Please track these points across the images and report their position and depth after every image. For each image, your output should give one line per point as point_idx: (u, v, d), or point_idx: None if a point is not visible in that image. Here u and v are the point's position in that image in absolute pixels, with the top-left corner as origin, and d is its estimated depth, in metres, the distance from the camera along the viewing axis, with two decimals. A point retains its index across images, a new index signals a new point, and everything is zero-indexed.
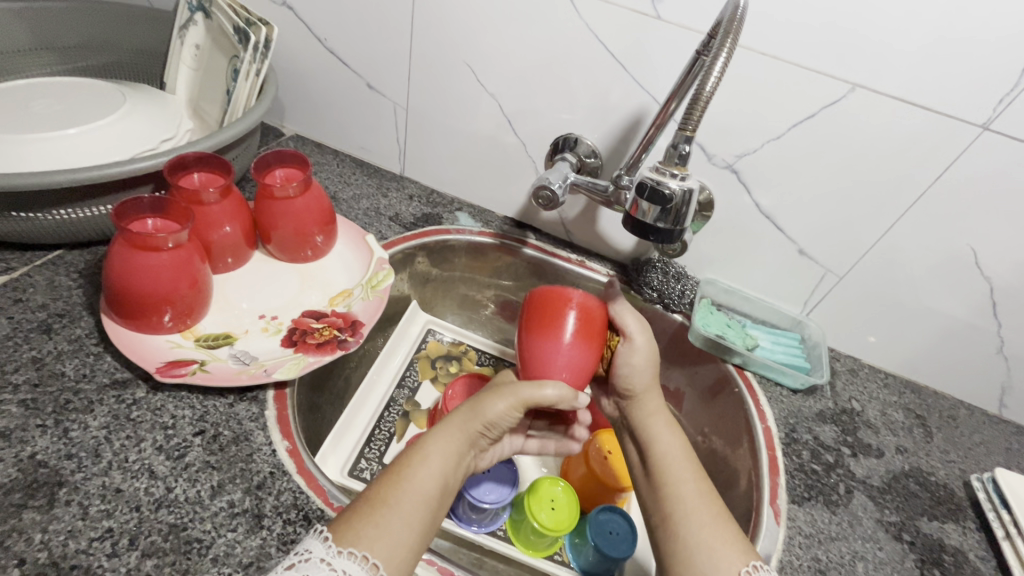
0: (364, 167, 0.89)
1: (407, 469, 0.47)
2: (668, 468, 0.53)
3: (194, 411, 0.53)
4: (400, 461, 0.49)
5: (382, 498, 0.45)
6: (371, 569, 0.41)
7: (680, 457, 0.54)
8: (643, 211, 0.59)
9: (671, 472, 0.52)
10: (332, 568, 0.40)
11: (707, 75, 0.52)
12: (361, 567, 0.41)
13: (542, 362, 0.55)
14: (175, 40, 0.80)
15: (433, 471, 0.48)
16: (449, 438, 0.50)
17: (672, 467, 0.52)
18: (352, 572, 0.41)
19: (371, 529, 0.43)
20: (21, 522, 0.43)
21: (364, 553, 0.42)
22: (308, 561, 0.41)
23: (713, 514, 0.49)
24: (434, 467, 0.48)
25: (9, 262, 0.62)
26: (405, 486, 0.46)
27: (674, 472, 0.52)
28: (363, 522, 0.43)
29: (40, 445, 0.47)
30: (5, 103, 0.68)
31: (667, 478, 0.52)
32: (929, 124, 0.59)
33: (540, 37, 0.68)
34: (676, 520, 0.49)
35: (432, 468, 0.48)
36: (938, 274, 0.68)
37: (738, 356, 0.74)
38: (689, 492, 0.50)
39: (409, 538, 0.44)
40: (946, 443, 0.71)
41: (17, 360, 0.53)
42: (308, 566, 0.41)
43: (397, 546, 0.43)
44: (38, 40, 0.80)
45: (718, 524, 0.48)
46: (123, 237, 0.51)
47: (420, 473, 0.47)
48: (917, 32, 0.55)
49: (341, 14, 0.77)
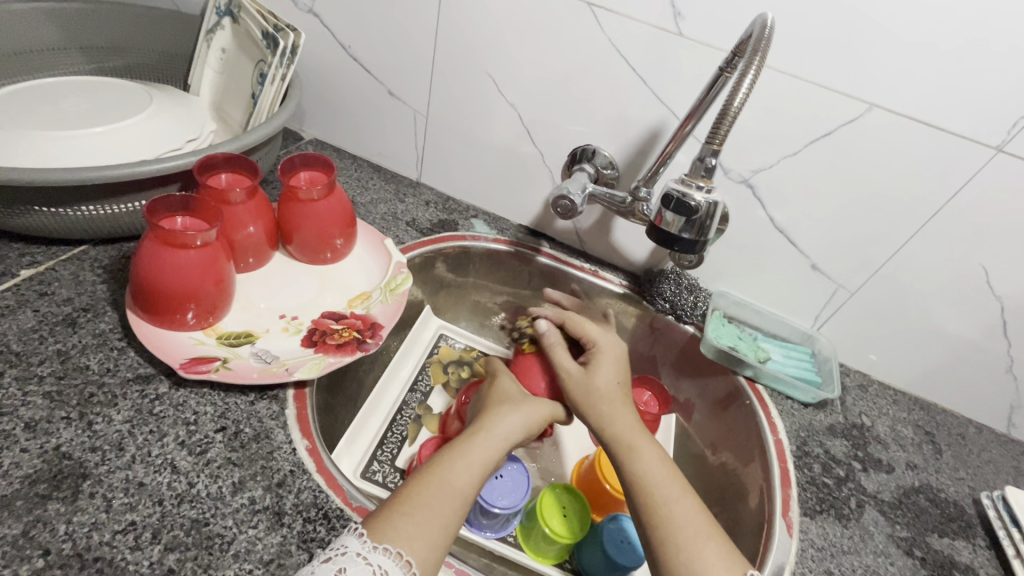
0: (381, 172, 0.90)
1: (445, 468, 0.49)
2: (656, 488, 0.51)
3: (216, 408, 0.53)
4: (431, 464, 0.50)
5: (417, 497, 0.47)
6: (405, 565, 0.42)
7: (663, 471, 0.52)
8: (667, 223, 0.60)
9: (662, 489, 0.50)
10: (369, 563, 0.42)
11: (735, 91, 0.53)
12: (396, 563, 0.42)
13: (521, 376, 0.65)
14: (202, 43, 0.82)
15: (469, 471, 0.50)
16: (484, 443, 0.52)
17: (664, 484, 0.51)
18: (388, 568, 0.42)
19: (411, 526, 0.44)
20: (45, 512, 0.43)
21: (399, 550, 0.43)
22: (343, 555, 0.42)
23: (700, 532, 0.48)
24: (470, 467, 0.50)
25: (35, 256, 0.63)
26: (445, 484, 0.48)
27: (669, 488, 0.51)
28: (393, 520, 0.45)
29: (64, 437, 0.48)
30: (35, 100, 0.69)
31: (654, 499, 0.50)
32: (943, 144, 0.61)
33: (562, 49, 0.70)
34: (664, 540, 0.47)
35: (470, 468, 0.50)
36: (949, 292, 0.69)
37: (750, 368, 0.74)
38: (684, 508, 0.49)
39: (446, 533, 0.46)
40: (955, 460, 0.71)
41: (42, 353, 0.53)
42: (344, 560, 0.42)
43: (435, 542, 0.45)
44: (67, 40, 0.81)
45: (713, 538, 0.48)
46: (154, 234, 0.52)
47: (459, 472, 0.49)
48: (935, 54, 0.57)
49: (366, 21, 0.78)
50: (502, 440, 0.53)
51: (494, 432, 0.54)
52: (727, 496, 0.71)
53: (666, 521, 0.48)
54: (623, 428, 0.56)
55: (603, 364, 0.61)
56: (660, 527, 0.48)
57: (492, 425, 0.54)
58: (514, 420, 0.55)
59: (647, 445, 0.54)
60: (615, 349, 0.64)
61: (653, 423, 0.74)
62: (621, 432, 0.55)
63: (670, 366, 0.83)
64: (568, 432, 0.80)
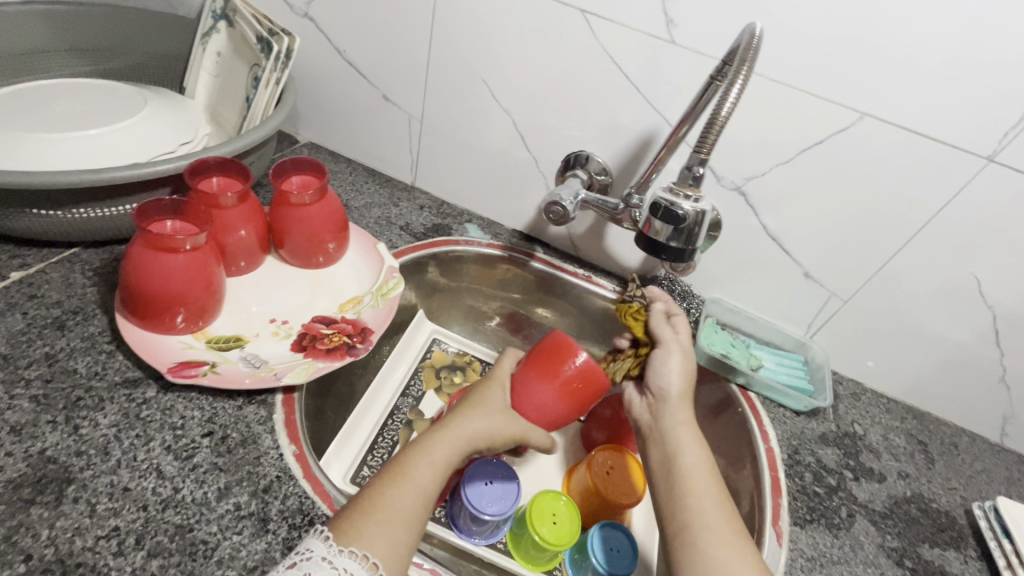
0: (376, 176, 0.90)
1: (408, 467, 0.49)
2: (688, 475, 0.52)
3: (203, 412, 0.53)
4: (400, 460, 0.50)
5: (386, 496, 0.47)
6: (371, 567, 0.43)
7: (701, 464, 0.53)
8: (656, 230, 0.60)
9: (695, 476, 0.52)
10: (334, 567, 0.42)
11: (723, 100, 0.54)
12: (361, 565, 0.43)
13: (525, 393, 0.59)
14: (198, 46, 0.82)
15: (430, 469, 0.50)
16: (447, 442, 0.52)
17: (696, 476, 0.52)
18: (353, 570, 0.42)
19: (373, 527, 0.44)
20: (28, 517, 0.43)
21: (365, 552, 0.43)
22: (308, 560, 0.42)
23: (730, 528, 0.49)
24: (432, 465, 0.50)
25: (26, 258, 0.63)
26: (406, 483, 0.48)
27: (697, 480, 0.52)
28: (360, 521, 0.45)
29: (49, 441, 0.48)
30: (28, 103, 0.69)
31: (684, 486, 0.51)
32: (934, 154, 0.61)
33: (556, 55, 0.70)
34: (692, 528, 0.49)
35: (429, 469, 0.50)
36: (941, 302, 0.69)
37: (742, 376, 0.74)
38: (710, 501, 0.50)
39: (410, 534, 0.46)
40: (948, 470, 0.71)
41: (30, 355, 0.53)
42: (309, 566, 0.42)
43: (398, 541, 0.45)
44: (64, 42, 0.82)
45: (732, 532, 0.49)
46: (143, 237, 0.52)
47: (421, 472, 0.49)
48: (926, 64, 0.57)
49: (361, 26, 0.78)
50: (467, 441, 0.53)
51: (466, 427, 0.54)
52: None
53: (687, 510, 0.50)
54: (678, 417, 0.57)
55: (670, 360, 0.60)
56: (688, 517, 0.49)
57: (459, 425, 0.54)
58: (478, 426, 0.54)
59: (692, 440, 0.55)
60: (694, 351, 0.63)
61: None
62: (671, 423, 0.57)
63: None
64: (560, 438, 0.80)
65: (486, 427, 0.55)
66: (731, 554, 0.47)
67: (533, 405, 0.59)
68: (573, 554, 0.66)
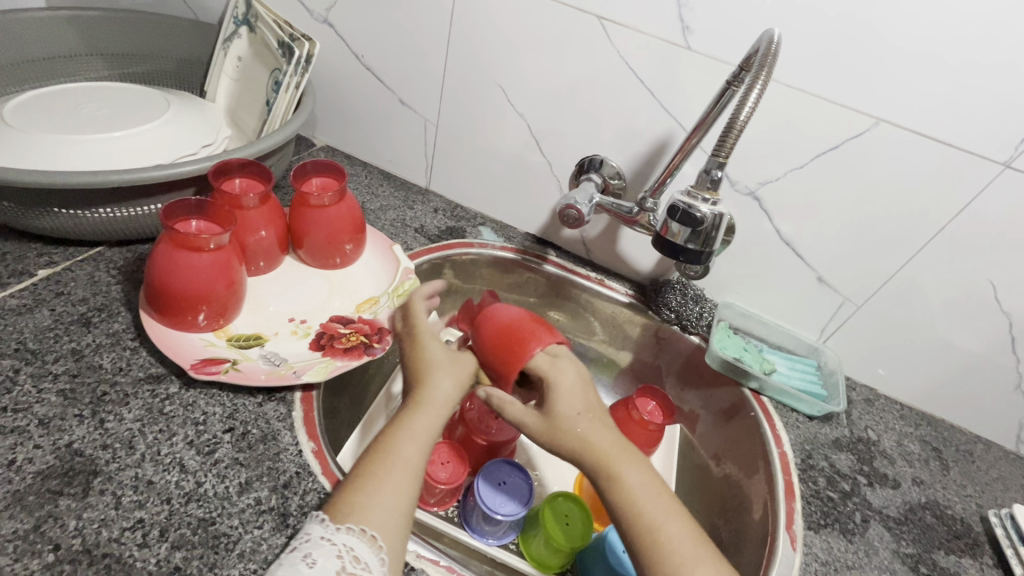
0: (391, 179, 0.92)
1: (389, 442, 0.49)
2: (644, 509, 0.48)
3: (224, 408, 0.54)
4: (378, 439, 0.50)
5: (369, 476, 0.47)
6: (370, 540, 0.44)
7: (649, 489, 0.50)
8: (673, 233, 0.61)
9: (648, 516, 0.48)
10: (334, 543, 0.43)
11: (741, 105, 0.54)
12: (360, 539, 0.44)
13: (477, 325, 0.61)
14: (220, 51, 0.84)
15: (414, 441, 0.50)
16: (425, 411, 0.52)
17: (651, 508, 0.48)
18: (353, 544, 0.43)
19: (366, 499, 0.46)
20: (56, 508, 0.44)
21: (360, 526, 0.44)
22: (307, 542, 0.44)
23: (699, 547, 0.47)
24: (413, 436, 0.50)
25: (52, 257, 0.64)
26: (392, 459, 0.48)
27: (654, 513, 0.48)
28: (353, 498, 0.46)
29: (76, 434, 0.49)
30: (56, 105, 0.71)
31: (642, 523, 0.48)
32: (951, 159, 0.61)
33: (572, 60, 0.71)
34: (663, 562, 0.46)
35: (410, 440, 0.50)
36: (956, 308, 0.69)
37: (755, 380, 0.74)
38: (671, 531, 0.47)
39: (404, 509, 0.47)
40: (963, 477, 0.71)
41: (57, 351, 0.55)
42: (309, 545, 0.43)
43: (393, 514, 0.46)
44: (90, 47, 0.84)
45: (699, 557, 0.47)
46: (170, 236, 0.53)
47: (404, 444, 0.49)
48: (942, 72, 0.57)
49: (379, 32, 0.80)
50: (447, 408, 0.53)
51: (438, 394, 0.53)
52: (730, 507, 0.70)
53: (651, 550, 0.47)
54: (602, 443, 0.51)
55: (556, 382, 0.54)
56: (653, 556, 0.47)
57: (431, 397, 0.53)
58: (438, 403, 0.53)
59: (631, 462, 0.51)
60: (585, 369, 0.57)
61: (657, 432, 0.74)
62: (601, 458, 0.50)
63: (675, 376, 0.84)
64: None
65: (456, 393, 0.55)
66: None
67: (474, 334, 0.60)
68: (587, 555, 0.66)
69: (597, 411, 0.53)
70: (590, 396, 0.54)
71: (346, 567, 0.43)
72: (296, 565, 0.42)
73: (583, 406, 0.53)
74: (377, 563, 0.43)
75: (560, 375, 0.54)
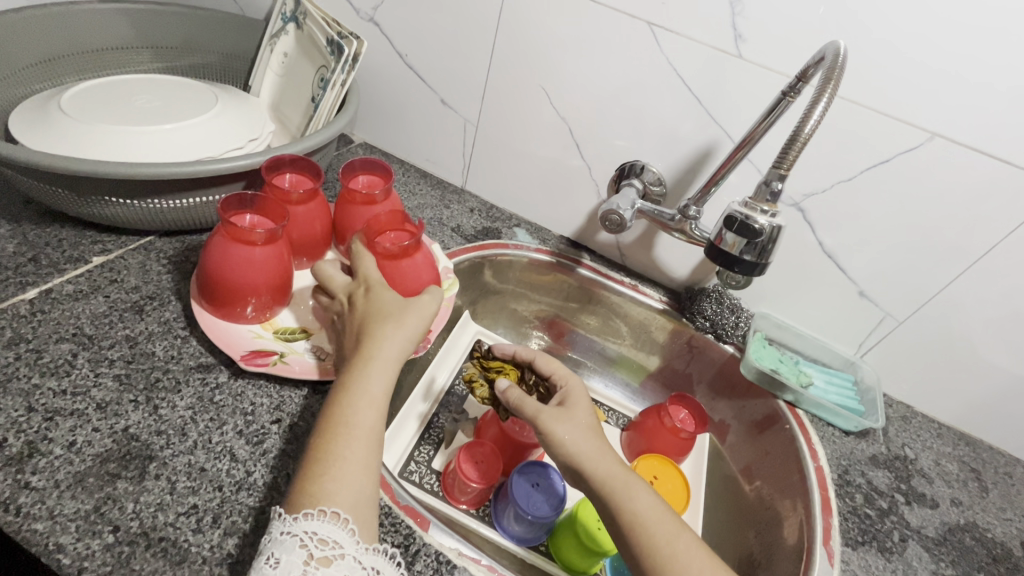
0: (428, 178, 0.92)
1: (346, 414, 0.48)
2: (649, 528, 0.48)
3: (272, 400, 0.55)
4: (335, 405, 0.49)
5: (330, 454, 0.46)
6: (334, 518, 0.43)
7: (655, 510, 0.50)
8: (727, 244, 0.61)
9: (653, 528, 0.48)
10: (294, 533, 0.42)
11: (806, 117, 0.54)
12: (327, 521, 0.43)
13: (416, 267, 0.61)
14: (266, 46, 0.85)
15: (370, 407, 0.48)
16: (378, 371, 0.50)
17: (655, 523, 0.49)
18: (317, 529, 0.42)
19: (330, 482, 0.44)
20: (115, 490, 0.45)
21: (327, 507, 0.43)
22: (269, 541, 0.42)
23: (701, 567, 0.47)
24: (371, 402, 0.49)
25: (105, 245, 0.66)
26: (352, 429, 0.47)
27: (659, 531, 0.48)
28: (314, 486, 0.44)
29: (133, 419, 0.50)
30: (112, 96, 0.73)
31: (653, 544, 0.48)
32: (1006, 177, 0.60)
33: (619, 66, 0.71)
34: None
35: (372, 403, 0.49)
36: (1002, 328, 0.68)
37: (791, 393, 0.73)
38: (680, 539, 0.48)
39: (367, 481, 0.46)
40: (1002, 500, 0.69)
41: (113, 337, 0.56)
42: (272, 544, 0.42)
43: (357, 491, 0.45)
44: (142, 40, 0.86)
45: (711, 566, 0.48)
46: (224, 229, 0.55)
47: (362, 413, 0.48)
48: (1004, 87, 0.56)
49: (425, 32, 0.80)
50: (397, 362, 0.52)
51: (390, 350, 0.52)
52: (763, 519, 0.70)
53: (660, 556, 0.47)
54: (612, 477, 0.51)
55: (562, 428, 0.54)
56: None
57: (382, 350, 0.51)
58: (388, 368, 0.51)
59: (639, 486, 0.51)
60: (581, 407, 0.57)
61: (689, 441, 0.74)
62: (602, 475, 0.51)
63: (706, 385, 0.83)
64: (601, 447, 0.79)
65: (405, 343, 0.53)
66: None
67: (423, 267, 0.62)
68: (613, 562, 0.66)
69: (595, 437, 0.54)
70: (586, 432, 0.54)
71: (314, 553, 0.42)
72: (260, 568, 0.41)
73: (581, 427, 0.54)
74: (348, 538, 0.43)
75: (555, 423, 0.54)
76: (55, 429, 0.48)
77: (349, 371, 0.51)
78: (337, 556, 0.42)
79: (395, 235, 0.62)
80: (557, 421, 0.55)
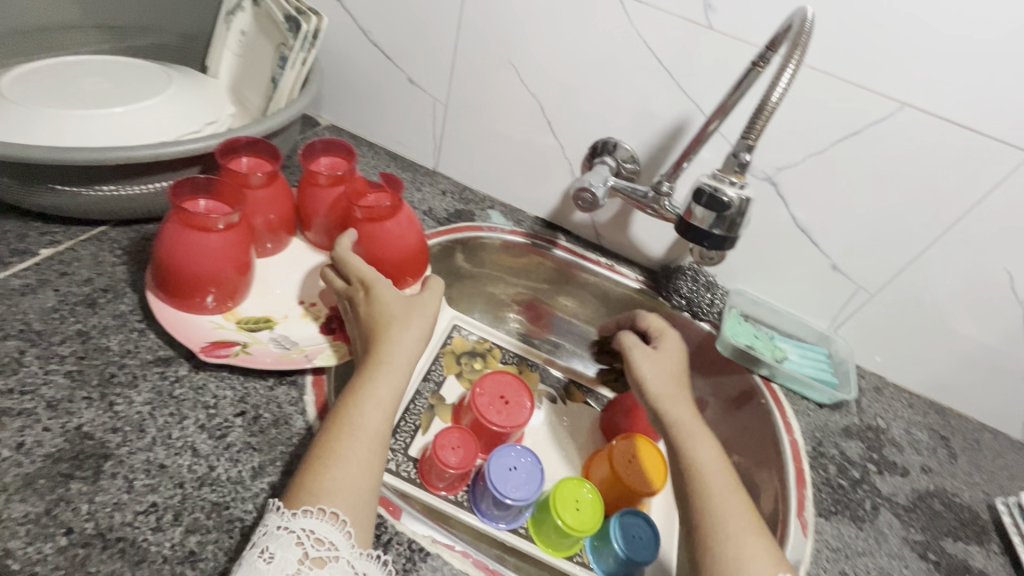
0: (398, 160, 0.90)
1: (351, 415, 0.48)
2: (708, 477, 0.53)
3: (236, 392, 0.53)
4: (343, 408, 0.49)
5: (333, 452, 0.45)
6: (332, 517, 0.42)
7: (717, 464, 0.55)
8: (697, 218, 0.60)
9: (708, 477, 0.53)
10: (290, 530, 0.41)
11: (773, 86, 0.53)
12: (321, 519, 0.42)
13: (398, 232, 0.61)
14: (222, 24, 0.81)
15: (376, 410, 0.48)
16: (389, 375, 0.51)
17: (713, 474, 0.54)
18: (313, 527, 0.41)
19: (331, 483, 0.44)
20: (68, 491, 0.43)
21: (322, 506, 0.43)
22: (263, 535, 0.41)
23: (747, 523, 0.50)
24: (378, 406, 0.49)
25: (54, 236, 0.62)
26: (358, 432, 0.47)
27: (713, 482, 0.53)
28: (311, 484, 0.44)
29: (86, 417, 0.48)
30: (55, 78, 0.69)
31: (710, 493, 0.52)
32: (973, 147, 0.60)
33: (588, 39, 0.69)
34: (710, 528, 0.50)
35: (381, 408, 0.49)
36: (969, 298, 0.69)
37: (766, 368, 0.74)
38: (727, 497, 0.52)
39: (369, 482, 0.45)
40: (970, 465, 0.71)
41: (64, 332, 0.53)
42: (265, 538, 0.41)
43: (356, 493, 0.44)
44: (88, 18, 0.81)
45: (753, 528, 0.50)
46: (177, 216, 0.52)
47: (370, 416, 0.48)
48: (972, 55, 0.56)
49: (388, 7, 0.77)
50: (405, 365, 0.52)
51: (400, 353, 0.52)
52: None
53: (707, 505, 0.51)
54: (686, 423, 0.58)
55: (647, 367, 0.64)
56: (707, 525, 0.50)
57: (394, 353, 0.52)
58: (397, 371, 0.51)
59: (704, 441, 0.57)
60: (673, 354, 0.67)
61: None
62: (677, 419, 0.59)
63: None
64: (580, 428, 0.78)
65: (415, 346, 0.54)
66: (754, 552, 0.49)
67: (405, 227, 0.62)
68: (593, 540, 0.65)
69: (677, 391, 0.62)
70: (670, 380, 0.63)
71: (309, 551, 0.41)
72: (253, 562, 0.40)
73: (669, 374, 0.64)
74: (344, 540, 0.42)
75: (642, 357, 0.65)
76: (1, 430, 0.46)
77: (361, 373, 0.51)
78: (331, 558, 0.41)
79: (375, 197, 0.62)
80: (646, 361, 0.65)
